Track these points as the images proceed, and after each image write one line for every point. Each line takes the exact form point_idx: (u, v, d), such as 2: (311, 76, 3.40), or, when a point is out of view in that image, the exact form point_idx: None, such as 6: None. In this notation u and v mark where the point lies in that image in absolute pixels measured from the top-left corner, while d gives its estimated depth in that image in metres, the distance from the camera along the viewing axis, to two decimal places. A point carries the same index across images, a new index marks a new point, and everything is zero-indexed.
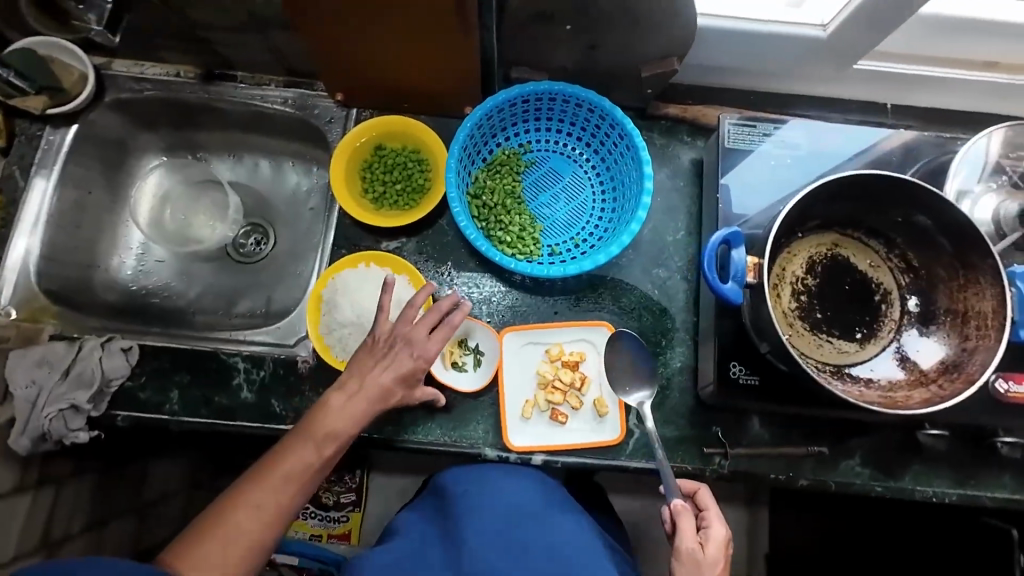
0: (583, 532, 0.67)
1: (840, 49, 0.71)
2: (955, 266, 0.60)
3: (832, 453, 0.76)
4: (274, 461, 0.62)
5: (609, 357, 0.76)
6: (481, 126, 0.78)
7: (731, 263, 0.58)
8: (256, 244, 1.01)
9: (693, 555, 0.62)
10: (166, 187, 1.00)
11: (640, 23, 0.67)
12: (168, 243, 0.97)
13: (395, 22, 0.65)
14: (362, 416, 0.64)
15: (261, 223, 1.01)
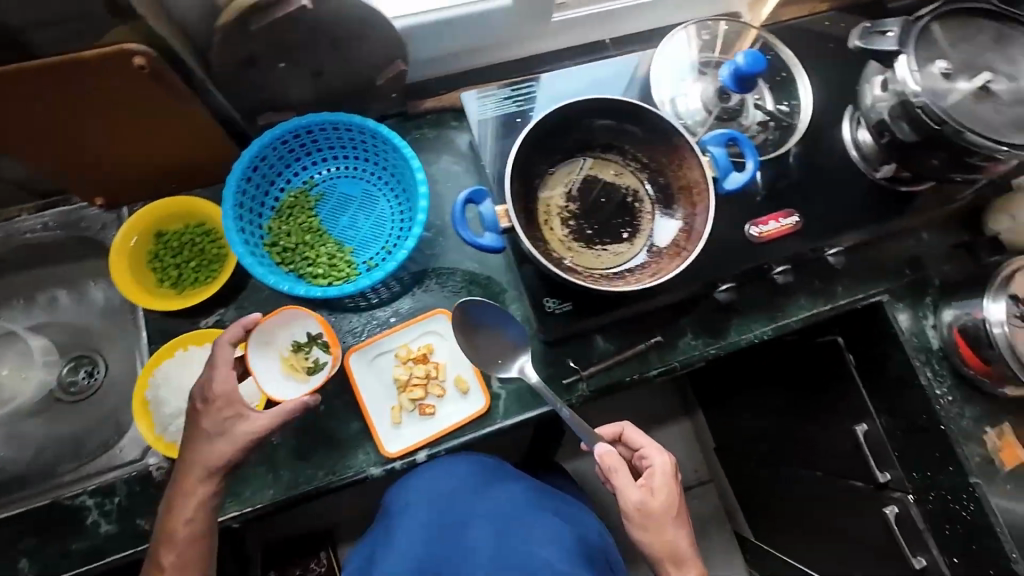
0: (519, 493, 0.80)
1: (534, 8, 0.81)
2: (670, 151, 0.71)
3: (668, 338, 0.86)
4: (168, 534, 0.64)
5: (467, 337, 0.78)
6: (252, 179, 0.79)
7: (484, 217, 0.65)
8: (87, 376, 0.94)
9: (641, 504, 0.71)
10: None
11: (345, 40, 0.71)
12: None
13: (101, 112, 0.65)
14: (210, 476, 0.65)
15: (85, 353, 0.95)
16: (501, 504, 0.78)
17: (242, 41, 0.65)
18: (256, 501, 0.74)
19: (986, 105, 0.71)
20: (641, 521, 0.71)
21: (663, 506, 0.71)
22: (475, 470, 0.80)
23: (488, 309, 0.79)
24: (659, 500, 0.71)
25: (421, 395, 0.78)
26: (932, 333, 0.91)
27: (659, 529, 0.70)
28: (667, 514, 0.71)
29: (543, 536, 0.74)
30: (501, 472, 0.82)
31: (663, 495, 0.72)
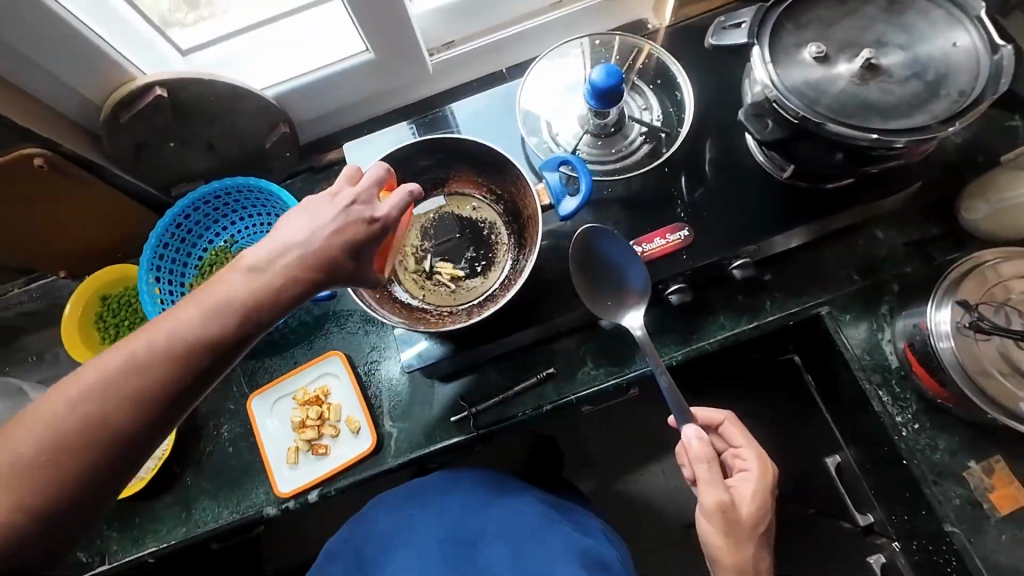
0: (526, 506, 0.87)
1: (405, 54, 0.84)
2: (512, 182, 0.69)
3: (564, 368, 0.82)
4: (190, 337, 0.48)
5: (604, 269, 0.76)
6: (170, 244, 0.89)
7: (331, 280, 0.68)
8: None
9: (718, 507, 0.68)
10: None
11: (221, 115, 0.79)
12: None
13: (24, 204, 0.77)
14: (243, 318, 0.49)
15: None
16: (512, 516, 0.85)
17: (124, 129, 0.75)
18: (168, 538, 0.81)
19: (872, 84, 0.61)
20: (757, 496, 0.70)
21: (756, 502, 0.70)
22: (489, 484, 0.90)
23: (618, 244, 0.75)
24: (741, 501, 0.70)
25: (314, 435, 0.81)
26: (889, 349, 0.78)
27: (762, 509, 0.70)
28: (762, 510, 0.70)
29: (556, 550, 0.78)
30: (511, 488, 0.90)
31: (749, 488, 0.70)
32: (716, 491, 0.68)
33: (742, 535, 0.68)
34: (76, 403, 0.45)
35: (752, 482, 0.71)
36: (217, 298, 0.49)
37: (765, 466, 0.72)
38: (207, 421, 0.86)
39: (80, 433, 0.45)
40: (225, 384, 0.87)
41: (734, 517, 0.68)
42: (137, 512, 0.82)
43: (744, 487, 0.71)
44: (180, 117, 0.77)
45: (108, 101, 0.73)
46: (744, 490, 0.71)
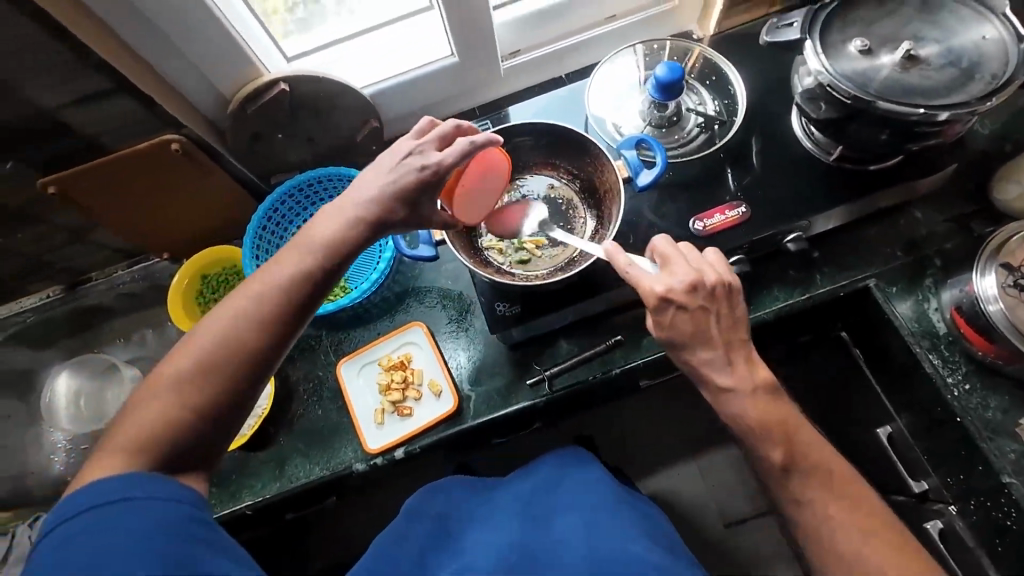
0: (594, 479, 0.85)
1: (485, 58, 0.96)
2: (590, 161, 0.78)
3: (630, 336, 0.89)
4: (311, 251, 0.59)
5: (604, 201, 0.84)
6: (267, 226, 0.98)
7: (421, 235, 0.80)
8: None
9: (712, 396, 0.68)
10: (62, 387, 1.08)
11: (326, 110, 0.90)
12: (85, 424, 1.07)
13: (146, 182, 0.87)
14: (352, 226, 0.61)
15: None
16: (580, 491, 0.83)
17: (245, 121, 0.86)
18: (263, 493, 0.87)
19: (912, 72, 0.69)
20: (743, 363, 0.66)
21: (691, 315, 0.65)
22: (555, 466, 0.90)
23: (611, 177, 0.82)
24: (671, 317, 0.65)
25: (399, 396, 0.89)
26: (936, 318, 0.83)
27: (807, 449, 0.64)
28: (707, 318, 0.65)
29: (624, 531, 0.74)
30: (575, 464, 0.90)
31: (692, 320, 0.65)
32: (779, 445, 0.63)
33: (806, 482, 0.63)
34: (223, 331, 0.55)
35: (683, 293, 0.64)
36: (340, 239, 0.60)
37: (694, 280, 0.64)
38: (298, 387, 0.93)
39: (238, 337, 0.55)
40: (316, 353, 0.95)
41: (738, 418, 0.66)
42: (236, 468, 0.89)
43: (694, 335, 0.66)
44: (291, 112, 0.88)
45: (235, 95, 0.83)
46: (698, 334, 0.65)
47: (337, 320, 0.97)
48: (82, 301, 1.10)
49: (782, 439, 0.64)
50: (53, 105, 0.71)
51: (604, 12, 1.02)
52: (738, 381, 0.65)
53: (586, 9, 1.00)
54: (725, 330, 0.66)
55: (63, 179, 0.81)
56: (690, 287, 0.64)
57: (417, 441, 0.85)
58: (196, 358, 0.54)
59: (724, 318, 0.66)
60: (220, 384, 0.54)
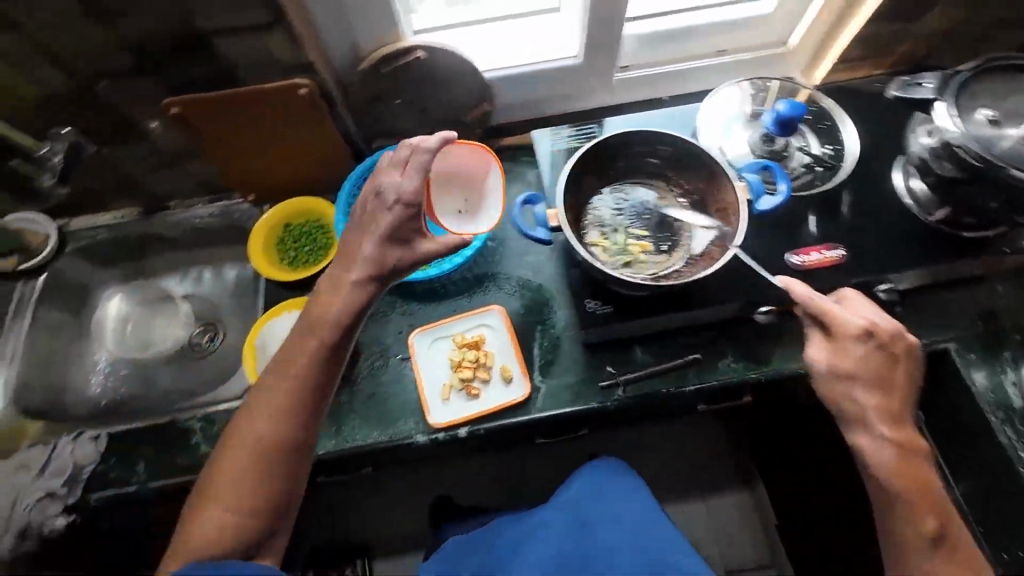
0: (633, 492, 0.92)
1: (604, 66, 0.98)
2: (708, 178, 0.80)
3: (707, 356, 0.89)
4: (312, 323, 0.68)
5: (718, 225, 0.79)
6: (360, 187, 0.98)
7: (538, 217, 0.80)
8: (209, 339, 1.13)
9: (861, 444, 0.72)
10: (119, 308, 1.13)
11: (448, 85, 0.92)
12: (132, 351, 1.10)
13: (263, 119, 0.88)
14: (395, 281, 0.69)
15: (211, 320, 1.14)
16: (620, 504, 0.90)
17: (372, 80, 0.87)
18: (317, 449, 0.86)
19: None
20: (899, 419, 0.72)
21: (875, 358, 0.72)
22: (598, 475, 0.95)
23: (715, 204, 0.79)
24: (854, 354, 0.72)
25: (470, 376, 0.88)
26: (1011, 390, 0.85)
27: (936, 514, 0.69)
28: (884, 367, 0.72)
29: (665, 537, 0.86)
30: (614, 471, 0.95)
31: (874, 363, 0.72)
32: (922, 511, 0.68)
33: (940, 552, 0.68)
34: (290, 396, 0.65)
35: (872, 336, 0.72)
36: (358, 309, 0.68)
37: (885, 326, 0.73)
38: (366, 349, 0.93)
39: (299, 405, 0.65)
40: (389, 319, 0.95)
41: (884, 465, 0.70)
42: None
43: (872, 377, 0.72)
44: (418, 79, 0.89)
45: (372, 54, 0.85)
46: (874, 376, 0.72)
47: (414, 290, 0.97)
48: (153, 227, 1.10)
49: (920, 505, 0.69)
50: (210, 28, 0.72)
51: (718, 46, 1.06)
52: (894, 434, 0.71)
53: (704, 40, 1.04)
54: (897, 387, 0.73)
55: (191, 101, 0.82)
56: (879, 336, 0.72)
57: (484, 423, 0.85)
58: (280, 414, 0.64)
59: (900, 373, 0.73)
60: (287, 443, 0.64)
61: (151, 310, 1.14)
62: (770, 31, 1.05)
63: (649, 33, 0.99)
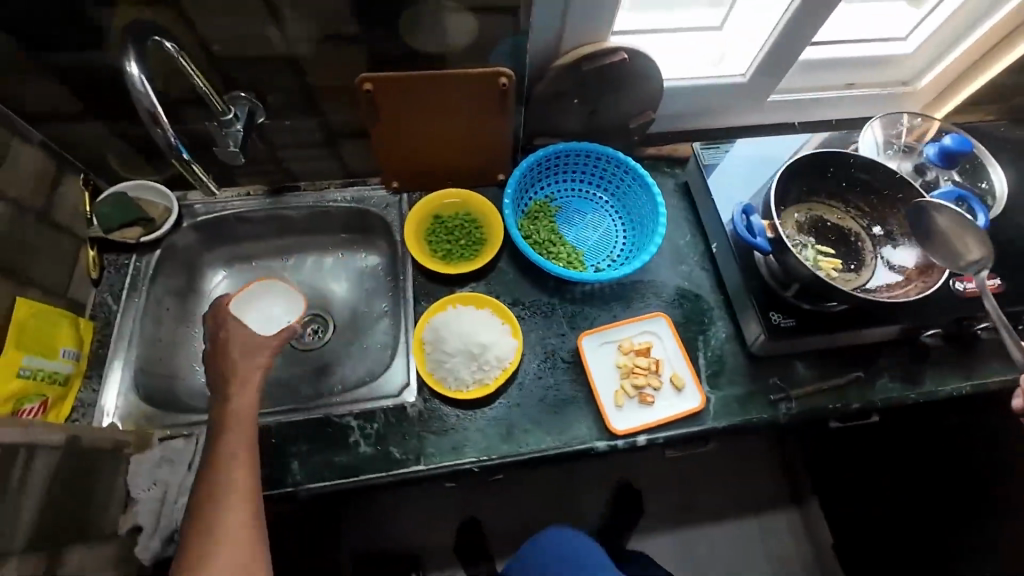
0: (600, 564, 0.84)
1: (765, 86, 1.01)
2: (896, 202, 0.84)
3: (866, 374, 0.92)
4: (214, 440, 0.64)
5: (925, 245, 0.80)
6: (519, 184, 0.96)
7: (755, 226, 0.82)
8: (314, 333, 1.04)
9: None
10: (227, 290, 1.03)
11: (630, 89, 0.92)
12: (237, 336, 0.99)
13: (451, 104, 0.85)
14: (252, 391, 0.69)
15: (318, 312, 1.06)
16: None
17: (567, 76, 0.86)
18: (488, 452, 0.81)
19: None
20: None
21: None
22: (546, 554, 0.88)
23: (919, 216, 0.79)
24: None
25: (644, 383, 0.86)
26: None
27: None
28: None
29: None
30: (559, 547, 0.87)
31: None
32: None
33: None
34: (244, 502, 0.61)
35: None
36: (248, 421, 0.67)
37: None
38: (529, 350, 0.89)
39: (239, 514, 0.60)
40: (551, 320, 0.92)
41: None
42: (462, 420, 0.83)
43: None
44: (606, 81, 0.89)
45: (575, 51, 0.84)
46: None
47: (572, 293, 0.95)
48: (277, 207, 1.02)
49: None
50: None
51: (853, 80, 1.12)
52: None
53: (847, 73, 1.09)
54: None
55: (391, 79, 0.78)
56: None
57: (665, 432, 0.83)
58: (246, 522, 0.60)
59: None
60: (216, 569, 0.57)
61: (258, 293, 1.05)
62: (902, 72, 1.12)
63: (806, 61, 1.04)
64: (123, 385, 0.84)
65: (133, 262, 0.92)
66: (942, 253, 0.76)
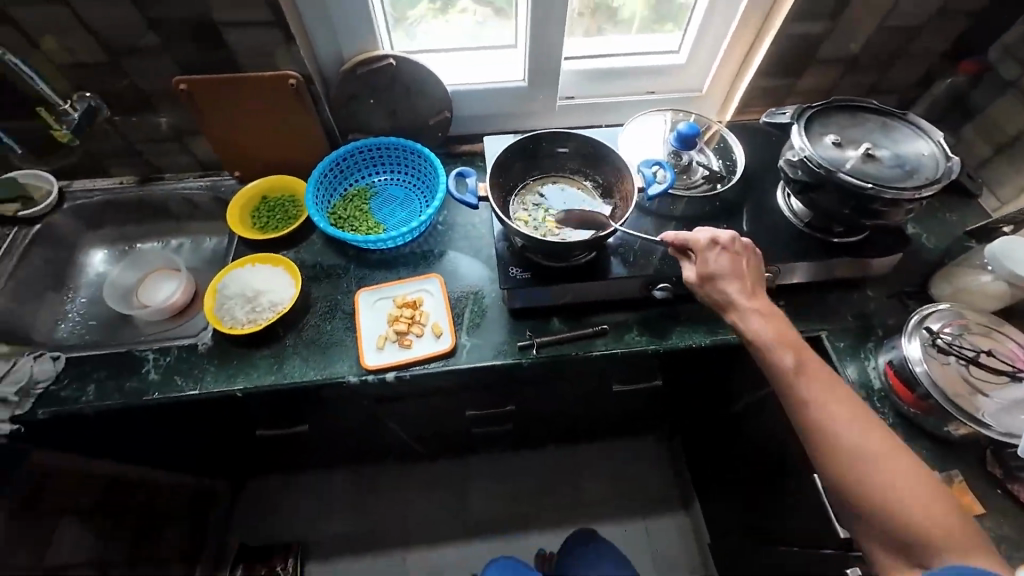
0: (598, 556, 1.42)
1: (546, 91, 1.19)
2: (617, 172, 0.97)
3: (615, 329, 1.02)
4: None
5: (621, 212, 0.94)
6: (333, 169, 1.14)
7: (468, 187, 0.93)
8: (168, 292, 1.23)
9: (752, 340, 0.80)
10: (138, 275, 1.25)
11: (415, 91, 1.12)
12: (149, 295, 1.23)
13: (257, 105, 1.06)
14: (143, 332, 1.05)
15: (175, 277, 1.25)
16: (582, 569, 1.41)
17: (350, 79, 1.07)
18: (256, 381, 0.94)
19: (873, 164, 0.91)
20: (761, 298, 0.82)
21: (729, 256, 0.85)
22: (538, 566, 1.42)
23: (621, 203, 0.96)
24: (714, 256, 0.85)
25: (405, 328, 0.98)
26: (873, 373, 0.97)
27: (786, 340, 0.77)
28: (741, 264, 0.85)
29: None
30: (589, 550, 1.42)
31: (725, 265, 0.84)
32: (790, 354, 0.76)
33: (804, 380, 0.74)
34: None
35: (724, 250, 0.85)
36: None
37: (732, 234, 0.87)
38: (316, 303, 1.04)
39: None
40: (341, 280, 1.07)
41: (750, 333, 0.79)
42: (239, 355, 0.97)
43: (725, 274, 0.84)
44: (389, 84, 1.09)
45: (351, 60, 1.05)
46: (734, 272, 0.84)
47: (367, 259, 1.10)
48: (147, 194, 1.24)
49: (794, 347, 0.77)
50: (223, 20, 0.92)
51: (646, 87, 1.28)
52: (757, 306, 0.81)
53: (634, 80, 1.26)
54: (748, 279, 0.84)
55: (200, 84, 1.00)
56: (727, 253, 0.85)
57: (413, 371, 0.95)
58: None
59: (748, 272, 0.85)
60: None
61: (153, 277, 1.25)
62: (687, 80, 1.28)
63: (588, 71, 1.21)
64: None
65: (12, 232, 1.14)
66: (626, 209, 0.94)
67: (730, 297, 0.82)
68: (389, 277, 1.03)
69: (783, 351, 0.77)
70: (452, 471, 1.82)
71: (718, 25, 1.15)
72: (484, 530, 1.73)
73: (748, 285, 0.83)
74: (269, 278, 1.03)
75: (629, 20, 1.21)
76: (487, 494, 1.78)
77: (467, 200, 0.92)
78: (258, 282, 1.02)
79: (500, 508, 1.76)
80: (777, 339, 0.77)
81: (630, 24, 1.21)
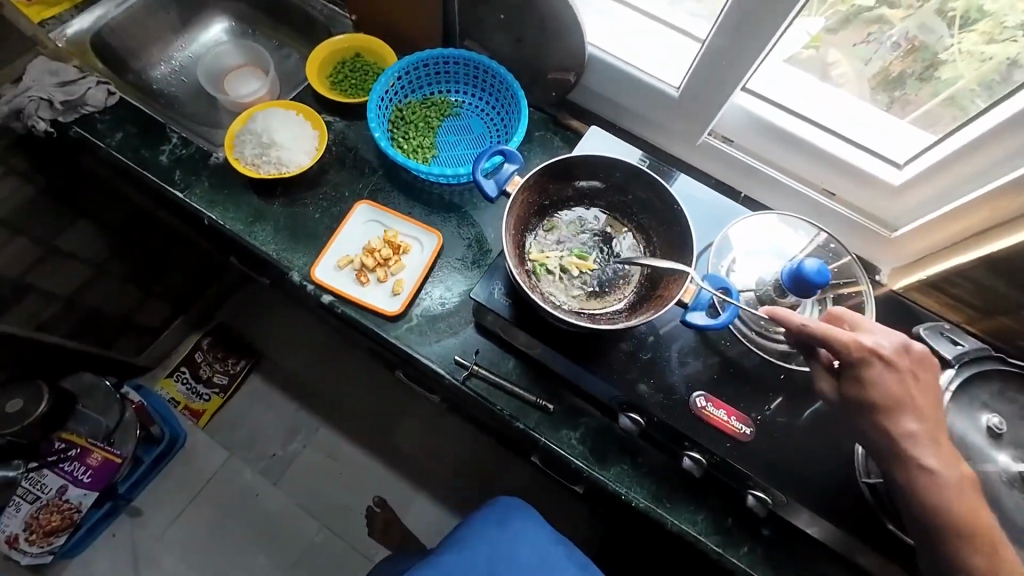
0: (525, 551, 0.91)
1: (696, 115, 0.91)
2: (677, 266, 0.73)
3: (561, 416, 0.84)
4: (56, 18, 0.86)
5: (642, 313, 0.72)
6: (427, 66, 1.01)
7: (501, 172, 0.79)
8: (251, 86, 1.22)
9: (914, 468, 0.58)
10: (239, 60, 1.26)
11: (549, 32, 0.91)
12: (237, 81, 1.24)
13: None
14: None
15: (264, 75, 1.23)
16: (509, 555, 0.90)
17: None
18: (227, 222, 0.93)
19: (1018, 495, 0.59)
20: (942, 427, 0.60)
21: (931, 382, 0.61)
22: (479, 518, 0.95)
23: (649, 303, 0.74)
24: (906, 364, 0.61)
25: (370, 265, 0.89)
26: None
27: (949, 457, 0.58)
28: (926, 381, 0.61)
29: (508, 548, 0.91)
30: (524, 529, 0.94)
31: (897, 391, 0.59)
32: (982, 550, 0.55)
33: (974, 507, 0.56)
34: None
35: (899, 372, 0.60)
36: None
37: (907, 343, 0.60)
38: (324, 185, 0.97)
39: None
40: (360, 179, 0.98)
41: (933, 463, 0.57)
42: (232, 189, 0.95)
43: (895, 405, 0.59)
44: (526, 8, 0.90)
45: None
46: (901, 394, 0.59)
47: (398, 174, 0.99)
48: None
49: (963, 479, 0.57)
50: None
51: (826, 184, 0.94)
52: (944, 465, 0.57)
53: (815, 167, 0.92)
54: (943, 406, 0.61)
55: None
56: (903, 368, 0.60)
57: (347, 310, 0.88)
58: None
59: (925, 401, 0.60)
60: None
61: (250, 67, 1.25)
62: (886, 207, 0.91)
63: (765, 122, 0.90)
64: (90, 26, 1.12)
65: None
66: (647, 311, 0.72)
67: (907, 449, 0.58)
68: (394, 207, 0.93)
69: (947, 486, 0.57)
70: (401, 390, 1.75)
71: (977, 166, 0.76)
72: (391, 459, 1.67)
73: (932, 418, 0.59)
74: (293, 140, 0.97)
75: (950, 84, 0.78)
76: (418, 433, 1.70)
77: (490, 187, 0.78)
78: (282, 136, 0.96)
79: (417, 453, 1.68)
80: (965, 521, 0.55)
81: (948, 87, 0.79)
